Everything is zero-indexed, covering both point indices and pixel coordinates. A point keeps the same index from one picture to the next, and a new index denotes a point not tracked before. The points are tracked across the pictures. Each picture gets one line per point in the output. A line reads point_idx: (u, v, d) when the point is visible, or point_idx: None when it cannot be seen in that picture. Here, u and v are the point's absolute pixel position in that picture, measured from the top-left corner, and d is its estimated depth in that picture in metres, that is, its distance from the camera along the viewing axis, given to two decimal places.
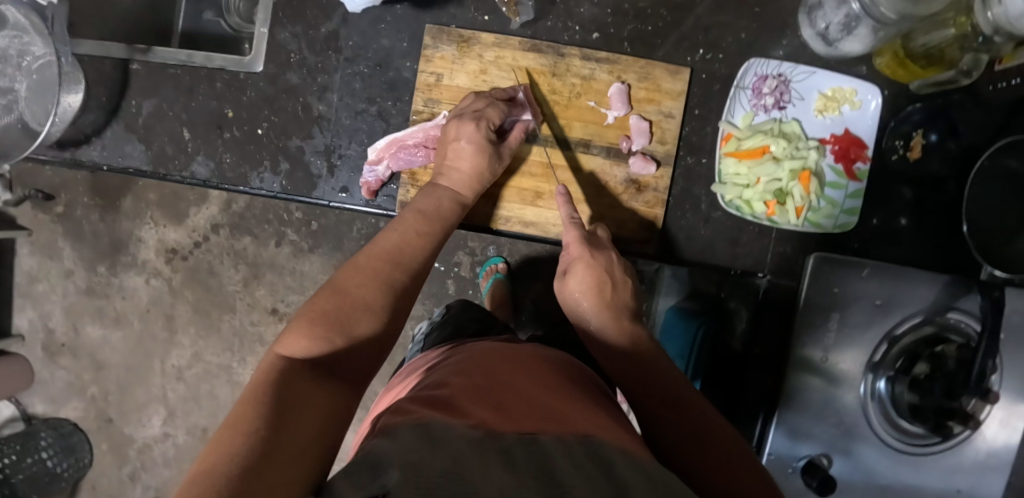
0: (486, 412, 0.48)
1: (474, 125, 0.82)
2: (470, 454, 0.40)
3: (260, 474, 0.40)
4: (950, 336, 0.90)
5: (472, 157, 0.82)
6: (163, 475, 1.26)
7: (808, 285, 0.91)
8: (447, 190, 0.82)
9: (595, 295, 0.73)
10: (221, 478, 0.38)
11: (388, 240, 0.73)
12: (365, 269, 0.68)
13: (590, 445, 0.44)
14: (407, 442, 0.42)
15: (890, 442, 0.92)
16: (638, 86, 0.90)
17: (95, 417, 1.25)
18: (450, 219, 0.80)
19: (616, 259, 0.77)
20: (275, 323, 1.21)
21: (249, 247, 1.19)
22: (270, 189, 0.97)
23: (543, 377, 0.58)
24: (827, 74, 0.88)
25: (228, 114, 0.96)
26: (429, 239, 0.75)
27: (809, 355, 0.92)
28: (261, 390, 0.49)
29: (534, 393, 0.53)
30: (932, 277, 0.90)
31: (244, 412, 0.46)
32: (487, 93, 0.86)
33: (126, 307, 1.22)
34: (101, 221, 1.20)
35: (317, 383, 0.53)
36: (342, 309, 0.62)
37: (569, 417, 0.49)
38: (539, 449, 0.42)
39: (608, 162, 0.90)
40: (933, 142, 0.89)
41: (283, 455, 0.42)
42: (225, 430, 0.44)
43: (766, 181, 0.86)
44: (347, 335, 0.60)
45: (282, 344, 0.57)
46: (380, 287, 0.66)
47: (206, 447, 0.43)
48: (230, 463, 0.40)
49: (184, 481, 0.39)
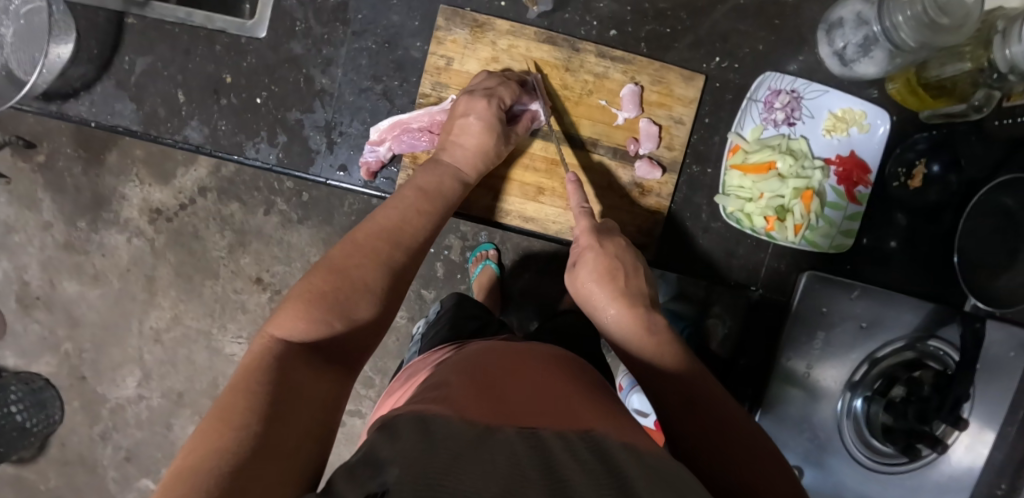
0: (486, 412, 0.48)
1: (485, 101, 0.80)
2: (469, 452, 0.39)
3: (250, 472, 0.39)
4: (929, 362, 0.92)
5: (479, 133, 0.80)
6: (135, 436, 1.24)
7: (798, 301, 0.92)
8: (450, 167, 0.80)
9: (607, 282, 0.72)
10: (209, 476, 0.38)
11: (388, 217, 0.70)
12: (365, 248, 0.65)
13: (595, 447, 0.44)
14: (405, 436, 0.42)
15: (859, 460, 0.95)
16: (651, 89, 0.88)
17: (68, 373, 1.23)
18: (451, 198, 0.77)
19: (627, 246, 0.76)
20: (259, 292, 1.20)
21: (236, 213, 1.17)
22: (265, 160, 0.94)
23: (543, 374, 0.58)
24: (839, 94, 0.88)
25: (226, 79, 0.93)
26: (431, 219, 0.73)
27: (793, 368, 0.94)
28: (253, 377, 0.48)
29: (535, 394, 0.53)
30: (916, 303, 0.92)
31: (233, 401, 0.45)
32: (500, 74, 0.85)
33: (106, 265, 1.19)
34: (85, 175, 1.17)
35: (312, 370, 0.52)
36: (340, 289, 0.60)
37: (574, 421, 0.49)
38: (543, 452, 0.42)
39: (614, 164, 0.89)
40: (935, 172, 0.90)
41: (275, 452, 0.42)
42: (215, 420, 0.43)
43: (769, 197, 0.86)
44: (346, 318, 0.58)
45: (278, 326, 0.56)
46: (381, 268, 0.64)
47: (194, 438, 0.43)
48: (218, 458, 0.39)
49: (171, 477, 0.38)
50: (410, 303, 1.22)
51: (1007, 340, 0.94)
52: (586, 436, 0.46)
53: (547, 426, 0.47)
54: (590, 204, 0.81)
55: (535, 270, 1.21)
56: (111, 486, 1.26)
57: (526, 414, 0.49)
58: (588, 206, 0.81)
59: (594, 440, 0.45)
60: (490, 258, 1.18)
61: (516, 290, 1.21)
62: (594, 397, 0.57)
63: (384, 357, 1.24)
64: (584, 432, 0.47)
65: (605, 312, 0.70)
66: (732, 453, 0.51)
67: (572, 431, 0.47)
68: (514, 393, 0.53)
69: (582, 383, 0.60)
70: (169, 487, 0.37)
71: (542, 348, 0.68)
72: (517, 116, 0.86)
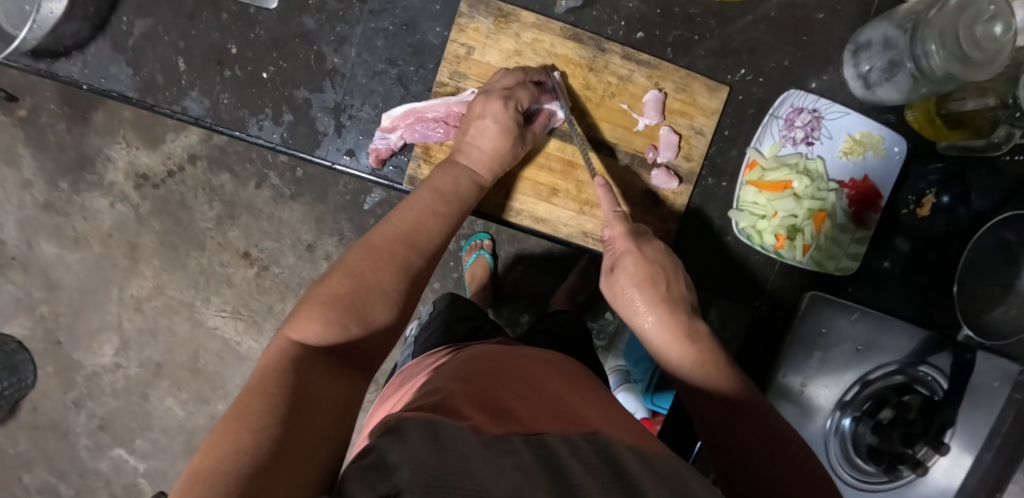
0: (488, 419, 0.46)
1: (502, 102, 0.79)
2: (477, 456, 0.38)
3: (271, 472, 0.38)
4: (918, 387, 0.93)
5: (496, 136, 0.79)
6: (110, 406, 1.20)
7: (799, 321, 0.92)
8: (466, 170, 0.79)
9: (648, 287, 0.73)
10: (229, 477, 0.37)
11: (402, 220, 0.71)
12: (381, 249, 0.66)
13: (600, 447, 0.44)
14: (411, 437, 0.40)
15: (842, 478, 0.95)
16: (674, 97, 0.86)
17: (42, 338, 1.18)
18: (467, 200, 0.77)
19: (664, 253, 0.76)
20: (246, 267, 1.17)
21: (227, 184, 1.14)
22: (269, 139, 0.90)
23: (544, 380, 0.57)
24: (860, 117, 0.87)
25: (231, 50, 0.89)
26: (444, 221, 0.73)
27: (788, 383, 0.93)
28: (271, 380, 0.48)
29: (539, 398, 0.52)
30: (913, 330, 0.93)
31: (250, 404, 0.45)
32: (520, 70, 0.82)
33: (87, 229, 1.15)
34: (69, 133, 1.12)
35: (330, 373, 0.53)
36: (359, 292, 0.61)
37: (582, 418, 0.49)
38: (548, 454, 0.41)
39: (630, 171, 0.87)
40: (944, 203, 0.91)
41: (294, 452, 0.41)
42: (230, 423, 0.43)
43: (783, 215, 0.86)
44: (362, 322, 0.59)
45: (294, 329, 0.56)
46: (398, 270, 0.65)
47: (208, 440, 0.42)
48: (236, 460, 0.38)
49: (187, 480, 0.37)
50: None
51: (993, 371, 0.96)
52: (591, 440, 0.45)
53: (551, 431, 0.46)
54: (623, 208, 0.78)
55: (530, 264, 1.21)
56: (82, 454, 1.21)
57: (531, 417, 0.48)
58: (622, 209, 0.79)
59: (600, 443, 0.44)
60: (485, 248, 1.17)
61: (509, 283, 1.21)
62: (597, 400, 0.56)
63: None
64: (590, 435, 0.46)
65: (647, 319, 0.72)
66: (776, 460, 0.53)
67: (576, 433, 0.46)
68: (515, 397, 0.51)
69: (584, 388, 0.59)
70: (186, 489, 0.36)
71: (536, 352, 0.67)
72: (533, 113, 0.84)
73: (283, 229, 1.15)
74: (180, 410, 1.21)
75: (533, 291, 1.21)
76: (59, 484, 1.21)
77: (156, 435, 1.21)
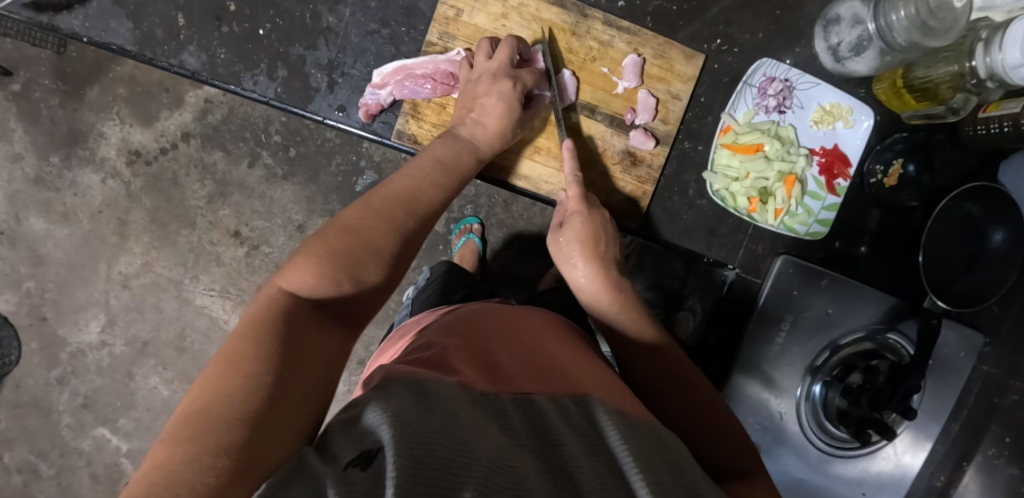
0: (480, 377, 0.48)
1: (511, 83, 0.84)
2: (465, 418, 0.40)
3: (260, 421, 0.42)
4: (885, 354, 0.97)
5: (499, 114, 0.84)
6: (94, 383, 1.21)
7: (770, 285, 0.97)
8: (468, 143, 0.83)
9: (589, 245, 0.81)
10: (221, 421, 0.41)
11: (405, 185, 0.74)
12: (381, 212, 0.68)
13: (587, 408, 0.46)
14: (400, 392, 0.41)
15: (815, 443, 0.99)
16: (652, 62, 0.92)
17: (27, 313, 1.19)
18: (465, 174, 0.81)
19: (607, 218, 0.84)
20: (237, 246, 1.19)
21: (219, 162, 1.16)
22: (263, 94, 0.93)
23: (537, 344, 0.59)
24: (828, 88, 0.93)
25: (229, 7, 0.92)
26: (444, 193, 0.77)
27: (760, 353, 0.98)
28: (264, 326, 0.51)
29: (530, 359, 0.55)
30: (880, 297, 0.97)
31: (242, 349, 0.47)
32: (514, 45, 0.86)
33: (77, 205, 1.16)
34: (62, 108, 1.14)
35: (319, 324, 0.55)
36: (355, 250, 0.62)
37: (574, 380, 0.51)
38: (538, 415, 0.43)
39: (610, 131, 0.92)
40: (911, 172, 0.95)
41: (283, 403, 0.45)
42: (222, 366, 0.46)
43: (755, 177, 0.92)
44: (355, 280, 0.61)
45: (288, 279, 0.58)
46: (393, 233, 0.67)
47: (200, 379, 0.45)
48: (229, 405, 0.42)
49: (179, 418, 0.42)
50: None
51: (959, 340, 1.01)
52: (580, 402, 0.47)
53: (541, 392, 0.48)
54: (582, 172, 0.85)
55: (518, 248, 1.24)
56: (65, 433, 1.21)
57: (520, 379, 0.50)
58: (580, 175, 0.87)
59: (588, 406, 0.46)
60: (474, 232, 1.20)
61: (497, 266, 1.24)
62: (590, 364, 0.58)
63: None
64: (579, 397, 0.48)
65: (581, 272, 0.79)
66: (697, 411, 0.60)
67: (566, 395, 0.48)
68: (508, 358, 0.54)
69: (576, 350, 0.62)
70: (182, 426, 0.40)
71: (528, 314, 0.71)
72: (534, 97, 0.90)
73: (274, 210, 1.18)
74: (165, 389, 1.22)
75: (521, 272, 1.25)
76: (40, 464, 1.21)
77: (140, 414, 1.22)
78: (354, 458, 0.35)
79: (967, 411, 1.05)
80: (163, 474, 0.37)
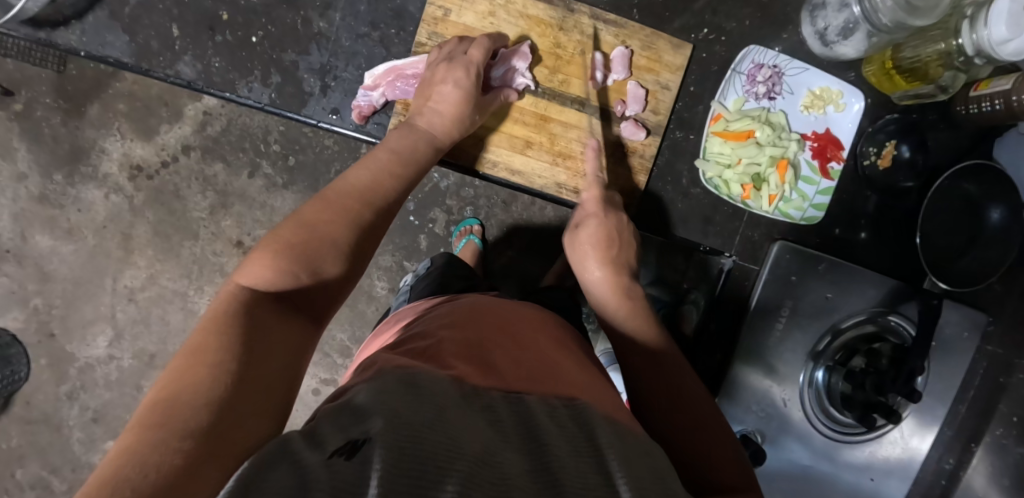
0: (473, 371, 0.50)
1: (463, 71, 0.84)
2: (455, 415, 0.41)
3: (224, 406, 0.44)
4: (888, 336, 0.97)
5: (455, 101, 0.84)
6: (104, 397, 1.22)
7: (770, 271, 0.97)
8: (423, 132, 0.83)
9: (602, 247, 0.83)
10: (186, 409, 0.43)
11: (360, 178, 0.74)
12: (338, 206, 0.70)
13: (576, 410, 0.47)
14: (395, 387, 0.43)
15: (820, 430, 0.99)
16: (640, 54, 0.93)
17: (36, 330, 1.20)
18: (422, 162, 0.81)
19: (625, 222, 0.87)
20: (239, 256, 1.20)
21: (220, 174, 1.18)
22: (258, 100, 0.95)
23: (528, 339, 0.60)
24: (818, 72, 0.93)
25: (222, 16, 0.93)
26: (402, 183, 0.77)
27: (761, 341, 0.98)
28: (221, 321, 0.52)
29: (523, 355, 0.56)
30: (880, 280, 0.97)
31: (202, 342, 0.49)
32: (474, 38, 0.88)
33: (81, 220, 1.18)
34: (64, 126, 1.15)
35: (280, 314, 0.57)
36: (310, 242, 0.64)
37: (564, 382, 0.52)
38: (526, 414, 0.45)
39: (601, 123, 0.93)
40: (904, 153, 0.95)
41: (248, 390, 0.46)
42: (186, 360, 0.47)
43: (747, 162, 0.92)
44: (312, 272, 0.62)
45: (244, 275, 0.59)
46: (350, 225, 0.68)
47: (165, 374, 0.47)
48: (194, 393, 0.44)
49: (144, 409, 0.43)
50: (391, 273, 1.25)
51: (962, 320, 1.02)
52: (570, 405, 0.48)
53: (533, 391, 0.49)
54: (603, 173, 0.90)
55: (519, 247, 1.25)
56: (76, 447, 1.22)
57: (514, 376, 0.51)
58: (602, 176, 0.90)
59: (578, 410, 0.47)
60: (474, 233, 1.21)
61: (498, 266, 1.25)
62: (583, 365, 0.60)
63: (363, 326, 1.26)
64: (569, 400, 0.48)
65: (593, 271, 0.81)
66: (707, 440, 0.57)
67: (557, 397, 0.49)
68: (501, 356, 0.55)
69: (568, 348, 0.63)
70: (148, 416, 0.42)
71: (523, 308, 0.72)
72: (493, 87, 0.90)
73: (275, 218, 1.19)
74: None
75: (522, 271, 1.26)
76: (52, 479, 1.22)
77: None
78: (340, 446, 0.36)
79: (973, 392, 1.04)
80: (126, 457, 0.38)
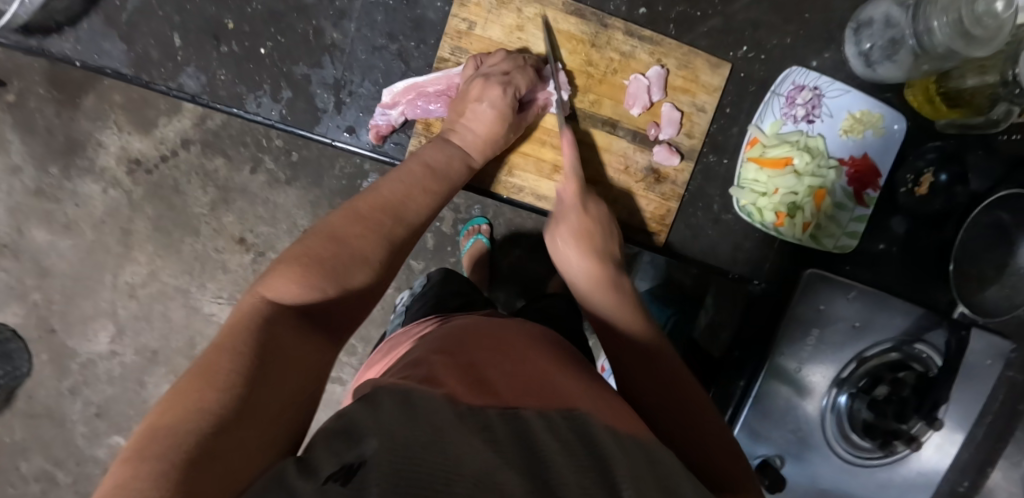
0: (471, 387, 0.42)
1: (501, 90, 0.80)
2: (452, 429, 0.33)
3: (234, 436, 0.37)
4: (912, 364, 0.94)
5: (491, 122, 0.81)
6: (106, 393, 1.18)
7: (799, 298, 0.93)
8: (458, 149, 0.80)
9: (584, 240, 0.78)
10: (191, 436, 0.36)
11: (392, 191, 0.70)
12: (368, 220, 0.65)
13: (578, 425, 0.39)
14: (386, 404, 0.36)
15: (839, 454, 0.95)
16: (676, 73, 0.89)
17: (36, 325, 1.15)
18: (457, 180, 0.78)
19: (605, 212, 0.82)
20: (242, 252, 1.15)
21: (221, 169, 1.12)
22: (267, 115, 0.94)
23: (531, 354, 0.52)
24: (860, 95, 0.89)
25: (227, 25, 0.92)
26: (435, 199, 0.73)
27: (785, 364, 0.94)
28: (241, 337, 0.46)
29: (519, 367, 0.48)
30: (907, 309, 0.94)
31: (216, 361, 0.43)
32: (516, 55, 0.84)
33: (78, 215, 1.12)
34: (57, 117, 1.08)
35: (301, 331, 0.51)
36: (340, 257, 0.59)
37: (570, 395, 0.44)
38: (524, 427, 0.36)
39: (632, 147, 0.90)
40: (942, 181, 0.92)
41: (259, 415, 0.40)
42: (195, 379, 0.41)
43: (784, 192, 0.89)
44: (340, 286, 0.58)
45: (270, 288, 0.54)
46: (381, 242, 0.64)
47: (167, 397, 0.41)
48: (200, 420, 0.38)
49: (145, 434, 0.37)
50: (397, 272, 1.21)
51: (987, 350, 0.99)
52: (571, 418, 0.39)
53: (530, 405, 0.40)
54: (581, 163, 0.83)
55: (529, 248, 1.21)
56: (79, 442, 1.18)
57: (509, 390, 0.42)
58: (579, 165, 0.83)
59: (581, 423, 0.39)
60: (482, 232, 1.16)
61: (505, 266, 1.21)
62: (585, 380, 0.51)
63: (367, 324, 1.23)
64: (568, 411, 0.41)
65: (575, 265, 0.75)
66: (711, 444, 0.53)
67: (553, 409, 0.40)
68: (493, 368, 0.46)
69: (561, 358, 0.55)
70: (146, 445, 0.36)
71: (518, 326, 0.62)
72: (525, 105, 0.86)
73: (278, 215, 1.13)
74: None
75: (529, 274, 1.22)
76: (56, 472, 1.19)
77: None
78: (335, 472, 0.29)
79: (991, 417, 1.03)
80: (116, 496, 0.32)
